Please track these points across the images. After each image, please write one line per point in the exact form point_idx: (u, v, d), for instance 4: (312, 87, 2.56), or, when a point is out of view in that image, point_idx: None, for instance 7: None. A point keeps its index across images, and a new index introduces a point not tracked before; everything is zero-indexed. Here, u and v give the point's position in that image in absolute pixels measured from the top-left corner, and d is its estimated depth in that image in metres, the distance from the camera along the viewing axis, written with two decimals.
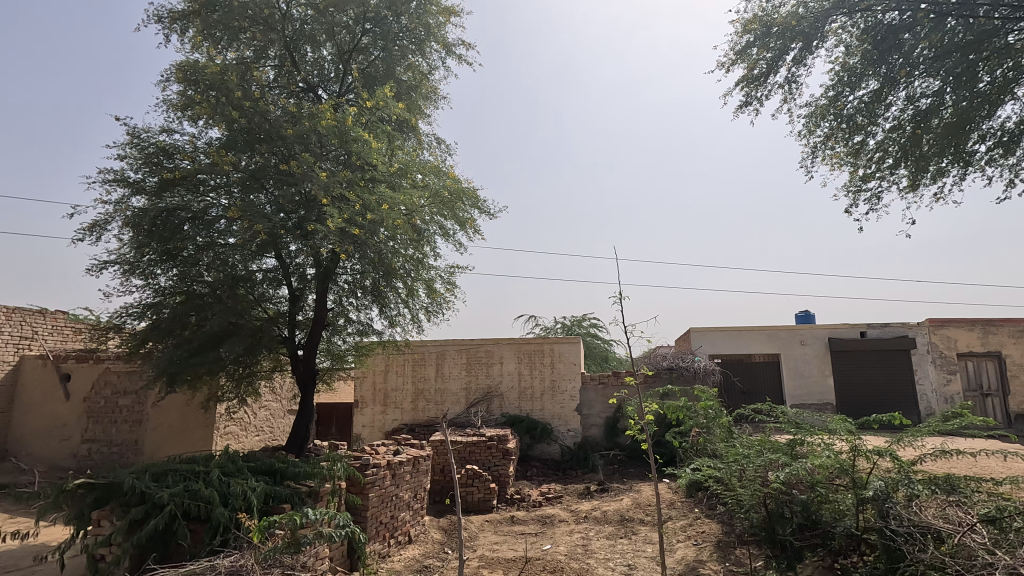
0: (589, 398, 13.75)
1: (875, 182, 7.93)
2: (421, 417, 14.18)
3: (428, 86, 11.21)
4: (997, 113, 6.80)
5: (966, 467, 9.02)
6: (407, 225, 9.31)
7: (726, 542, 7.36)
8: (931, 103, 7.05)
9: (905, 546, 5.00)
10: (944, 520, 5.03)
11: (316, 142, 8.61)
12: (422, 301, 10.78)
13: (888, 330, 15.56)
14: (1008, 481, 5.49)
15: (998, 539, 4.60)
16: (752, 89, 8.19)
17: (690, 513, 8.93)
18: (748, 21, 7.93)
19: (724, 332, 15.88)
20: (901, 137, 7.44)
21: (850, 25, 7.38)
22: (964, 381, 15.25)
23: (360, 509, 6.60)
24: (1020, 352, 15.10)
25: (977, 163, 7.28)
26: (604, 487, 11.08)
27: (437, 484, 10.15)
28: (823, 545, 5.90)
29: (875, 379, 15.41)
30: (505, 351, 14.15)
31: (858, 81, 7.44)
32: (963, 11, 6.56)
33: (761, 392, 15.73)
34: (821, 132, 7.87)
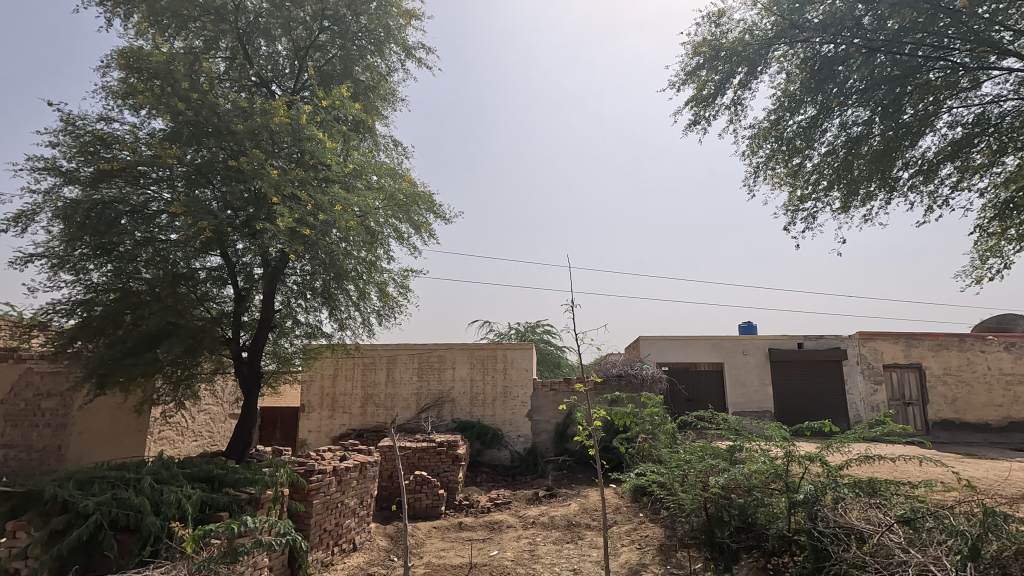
0: (539, 404, 13.88)
1: (810, 203, 8.43)
2: (370, 422, 13.94)
3: (387, 87, 11.12)
4: (918, 144, 7.39)
5: (888, 472, 9.63)
6: (361, 227, 9.19)
7: (668, 546, 7.57)
8: (861, 132, 7.57)
9: (831, 546, 5.31)
10: (866, 521, 5.38)
11: (267, 139, 8.33)
12: (374, 305, 10.66)
13: (822, 342, 16.46)
14: (923, 485, 5.92)
15: (913, 538, 4.95)
16: (701, 109, 8.54)
17: (635, 517, 9.15)
18: (698, 45, 8.29)
19: (672, 341, 16.38)
20: (835, 161, 7.94)
21: (790, 54, 7.83)
22: (888, 391, 16.28)
23: (303, 517, 6.45)
24: (937, 364, 16.27)
25: (901, 189, 7.85)
26: (552, 492, 11.20)
27: (384, 490, 10.01)
28: (758, 546, 6.23)
29: (810, 388, 16.27)
30: (458, 356, 14.11)
31: (797, 107, 7.90)
32: (891, 48, 7.07)
33: (705, 400, 16.31)
34: (763, 153, 8.29)
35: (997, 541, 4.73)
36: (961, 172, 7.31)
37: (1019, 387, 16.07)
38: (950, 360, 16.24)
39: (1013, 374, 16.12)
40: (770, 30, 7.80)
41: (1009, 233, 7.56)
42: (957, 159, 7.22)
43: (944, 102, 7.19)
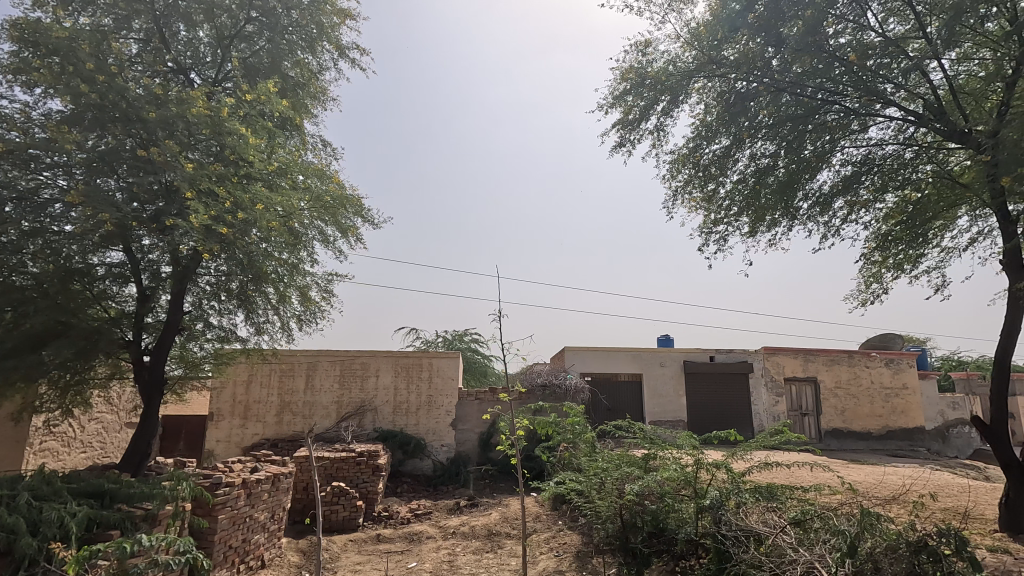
0: (464, 413, 13.84)
1: (722, 226, 9.05)
2: (286, 431, 13.33)
3: (317, 85, 10.84)
4: (816, 177, 8.12)
5: (784, 477, 10.44)
6: (283, 228, 8.86)
7: (585, 552, 7.78)
8: (768, 164, 8.24)
9: (732, 548, 5.69)
10: (763, 523, 5.81)
11: (183, 129, 7.81)
12: (294, 309, 10.27)
13: (732, 356, 17.58)
14: (813, 489, 6.46)
15: (802, 539, 5.41)
16: (627, 131, 8.96)
17: (554, 525, 9.33)
18: (626, 71, 8.72)
19: (595, 351, 16.91)
20: (744, 190, 8.58)
21: (709, 87, 8.39)
22: (788, 403, 17.61)
23: (206, 533, 6.05)
24: (830, 378, 17.81)
25: (801, 218, 8.59)
26: (474, 501, 11.19)
27: (298, 503, 9.61)
28: (667, 550, 6.56)
29: (719, 399, 17.32)
30: (382, 364, 13.80)
31: (713, 136, 8.48)
32: (795, 89, 7.73)
33: (623, 409, 16.95)
34: (681, 177, 8.81)
35: (872, 538, 5.23)
36: (850, 205, 8.12)
37: (896, 399, 17.94)
38: (840, 374, 17.86)
39: (891, 387, 17.97)
40: (691, 63, 8.34)
41: (888, 262, 8.47)
42: (847, 194, 8.03)
43: (838, 142, 7.96)
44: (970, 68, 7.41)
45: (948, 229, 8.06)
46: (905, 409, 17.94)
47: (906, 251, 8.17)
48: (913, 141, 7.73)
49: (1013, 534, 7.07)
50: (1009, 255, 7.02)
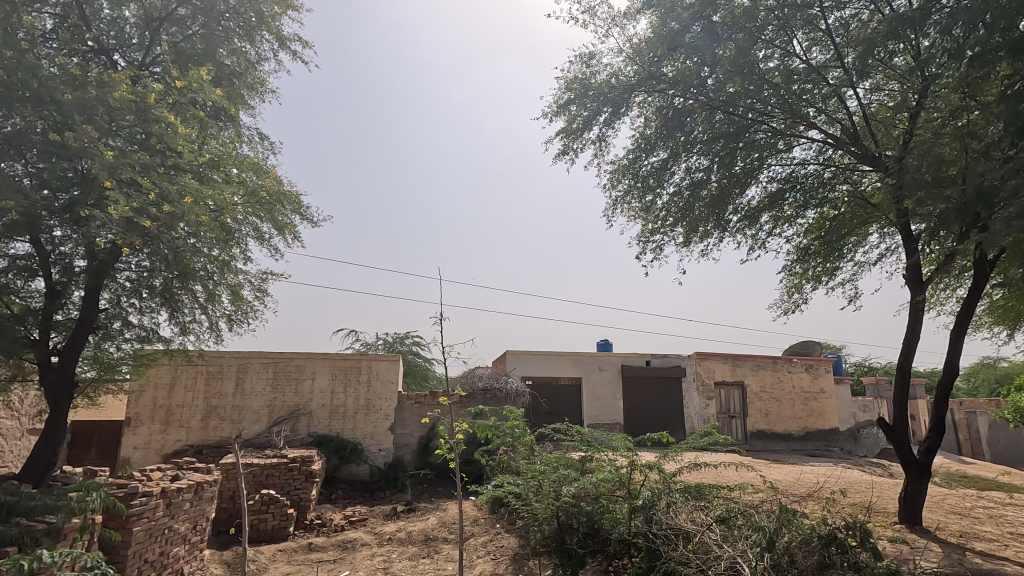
0: (403, 417, 13.63)
1: (659, 236, 9.39)
2: (212, 437, 12.66)
3: (254, 76, 10.45)
4: (745, 193, 8.60)
5: (712, 477, 10.95)
6: (214, 223, 8.52)
7: (521, 555, 7.84)
8: (702, 178, 8.64)
9: (662, 546, 5.92)
10: (692, 522, 6.08)
11: (103, 114, 7.25)
12: (224, 308, 9.81)
13: (667, 360, 18.26)
14: (738, 488, 6.81)
15: (726, 535, 5.71)
16: (571, 140, 9.14)
17: (491, 528, 9.35)
18: (570, 81, 8.92)
19: (536, 356, 17.13)
20: (680, 202, 8.96)
21: (649, 101, 8.70)
22: (717, 406, 18.46)
23: (119, 547, 5.66)
24: (755, 382, 18.81)
25: (731, 230, 9.06)
26: (411, 507, 11.04)
27: (223, 513, 9.16)
28: (602, 550, 6.74)
29: (654, 402, 17.94)
30: (319, 367, 13.37)
31: (651, 149, 8.81)
32: (728, 108, 8.17)
33: (562, 413, 17.25)
34: (621, 187, 9.08)
35: (788, 533, 5.57)
36: (775, 220, 8.64)
37: (814, 402, 19.17)
38: (765, 378, 18.90)
39: (810, 391, 19.18)
40: (632, 77, 8.64)
41: (807, 274, 9.07)
42: (772, 209, 8.55)
43: (765, 160, 8.45)
44: (881, 98, 8.06)
45: (861, 245, 8.72)
46: (822, 412, 19.20)
47: (824, 265, 8.77)
48: (831, 162, 8.32)
49: (910, 526, 7.74)
50: (911, 270, 7.68)
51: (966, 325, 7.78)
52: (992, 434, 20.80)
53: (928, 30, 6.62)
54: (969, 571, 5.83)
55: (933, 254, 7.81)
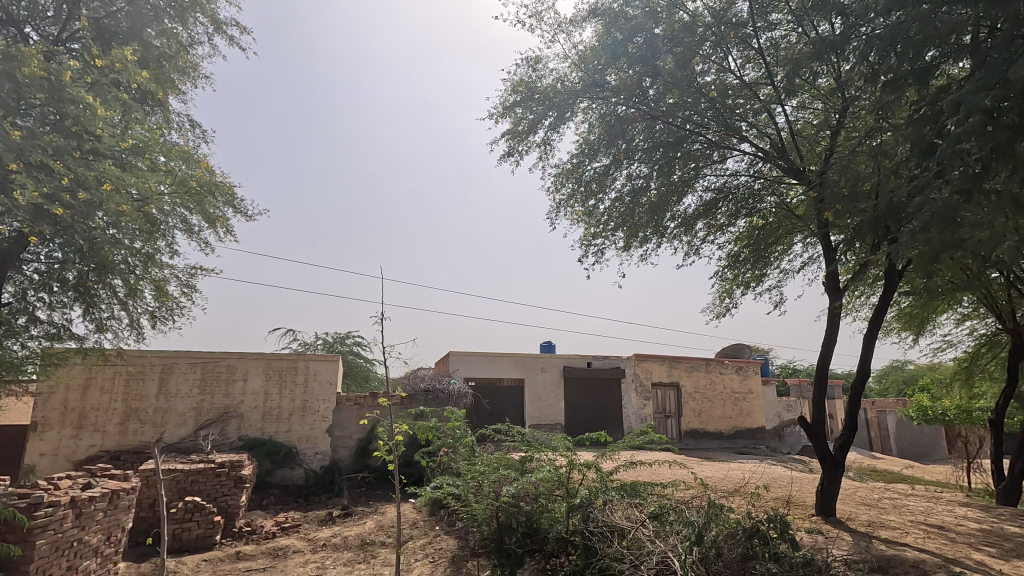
0: (341, 419, 13.26)
1: (600, 240, 9.60)
2: (131, 442, 11.86)
3: (186, 59, 9.91)
4: (682, 200, 8.94)
5: (647, 474, 11.31)
6: (138, 213, 8.00)
7: (460, 556, 7.80)
8: (642, 185, 8.91)
9: (598, 543, 6.05)
10: (627, 518, 6.25)
11: (10, 91, 6.65)
12: (147, 305, 9.23)
13: (607, 361, 18.70)
14: (670, 485, 7.06)
15: (658, 530, 5.91)
16: (516, 142, 9.21)
17: (431, 530, 9.24)
18: (516, 83, 9.00)
19: (480, 357, 17.19)
20: (621, 207, 9.20)
21: (593, 108, 8.87)
22: (654, 405, 19.08)
23: (18, 563, 5.20)
24: (690, 383, 19.56)
25: (668, 236, 9.38)
26: (347, 511, 10.75)
27: (142, 522, 8.61)
28: (539, 549, 6.81)
29: (594, 403, 18.34)
30: (252, 367, 12.80)
31: (594, 155, 9.00)
32: (667, 118, 8.47)
33: (504, 413, 17.36)
34: (565, 191, 9.22)
35: (716, 527, 5.83)
36: (709, 228, 9.04)
37: (743, 402, 20.14)
38: (699, 379, 19.70)
39: (740, 392, 20.15)
40: (577, 83, 8.81)
41: (738, 279, 9.52)
42: (707, 217, 8.94)
43: (701, 170, 8.82)
44: (806, 116, 8.57)
45: (787, 253, 9.25)
46: (751, 411, 20.21)
47: (753, 271, 9.25)
48: (761, 175, 8.78)
49: (825, 517, 8.28)
50: (830, 277, 8.21)
51: (878, 329, 8.39)
52: (898, 431, 22.52)
53: (848, 55, 7.11)
54: (875, 557, 6.30)
55: (849, 263, 8.38)
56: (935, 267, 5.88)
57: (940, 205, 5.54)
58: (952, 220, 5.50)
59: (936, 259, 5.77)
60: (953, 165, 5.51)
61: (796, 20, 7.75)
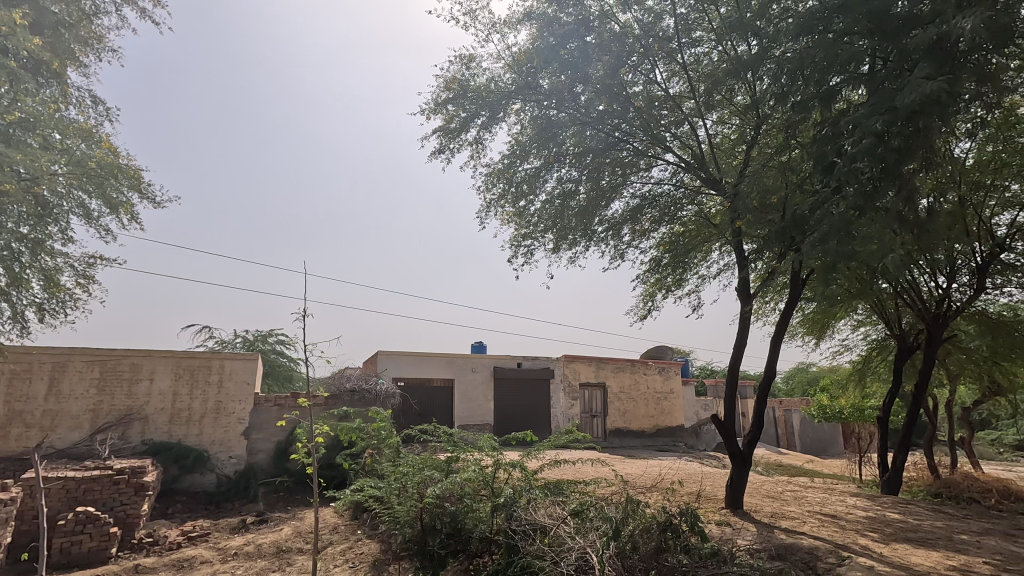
0: (259, 421, 12.59)
1: (530, 241, 9.70)
2: (13, 448, 10.71)
3: (89, 30, 9.07)
4: (609, 206, 9.20)
5: (572, 472, 11.53)
6: (24, 194, 7.22)
7: (381, 561, 7.59)
8: (571, 188, 9.08)
9: (520, 542, 6.07)
10: (549, 516, 6.33)
11: None
12: (33, 296, 8.36)
13: (537, 362, 18.94)
14: (592, 483, 7.21)
15: (578, 527, 6.03)
16: (448, 139, 9.12)
17: (351, 535, 8.95)
18: (450, 81, 8.92)
19: (409, 357, 16.96)
20: (550, 209, 9.34)
21: (526, 110, 8.93)
22: (581, 405, 19.52)
23: None
24: (616, 384, 20.16)
25: (596, 240, 9.62)
26: (262, 517, 10.22)
27: (22, 536, 7.79)
28: (463, 550, 6.73)
29: (523, 403, 18.52)
30: (159, 366, 11.89)
31: (525, 156, 9.08)
32: (597, 124, 8.67)
33: (433, 414, 17.19)
34: (495, 190, 9.23)
35: (633, 522, 6.01)
36: (634, 233, 9.36)
37: (665, 402, 20.99)
38: (625, 380, 20.35)
39: (662, 392, 20.98)
40: (510, 85, 8.87)
41: (660, 284, 9.92)
42: (632, 222, 9.25)
43: (628, 177, 9.11)
44: (725, 130, 9.03)
45: (705, 260, 9.74)
46: (672, 411, 21.10)
47: (674, 276, 9.66)
48: (683, 184, 9.19)
49: (733, 509, 8.78)
50: (742, 283, 8.72)
51: (784, 333, 9.00)
52: (802, 428, 24.28)
53: (762, 75, 7.57)
54: (776, 546, 6.75)
55: (760, 270, 8.93)
56: (832, 275, 6.39)
57: (836, 218, 6.05)
58: (846, 232, 6.02)
59: (833, 268, 6.28)
60: (849, 182, 6.01)
61: (717, 38, 8.16)
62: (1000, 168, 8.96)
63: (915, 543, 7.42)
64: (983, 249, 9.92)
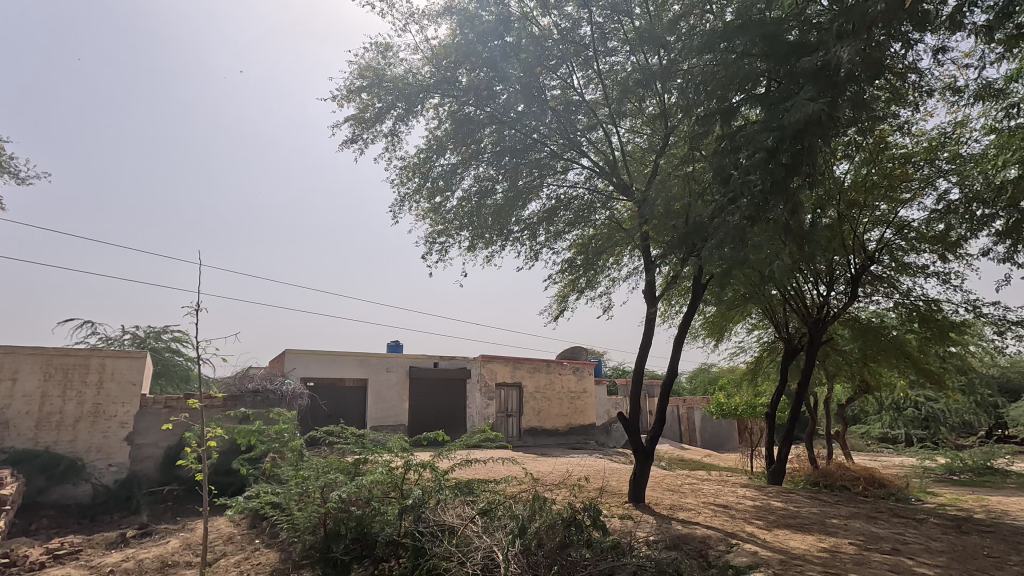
0: (146, 425, 11.47)
1: (445, 238, 9.57)
2: None
3: None
4: (526, 207, 9.26)
5: (484, 472, 11.51)
6: None
7: (279, 571, 7.16)
8: (488, 187, 9.06)
9: (427, 544, 5.94)
10: (457, 516, 6.24)
11: None
12: None
13: (453, 361, 18.80)
14: (503, 482, 7.19)
15: (486, 526, 6.00)
16: (362, 130, 8.80)
17: (247, 545, 8.36)
18: (364, 68, 8.63)
19: (319, 356, 16.23)
20: (467, 207, 9.26)
21: (443, 105, 8.82)
22: (497, 405, 19.58)
23: None
24: (531, 383, 20.40)
25: (512, 239, 9.66)
26: (145, 530, 9.32)
27: None
28: (368, 555, 6.49)
29: (438, 403, 18.30)
30: (24, 365, 10.56)
31: (441, 151, 8.95)
32: (514, 125, 8.72)
33: (343, 415, 16.56)
34: (411, 185, 9.02)
35: (540, 519, 6.05)
36: (549, 234, 9.50)
37: (579, 401, 21.52)
38: (540, 379, 20.64)
39: (576, 391, 21.51)
40: (428, 78, 8.72)
41: (573, 285, 10.14)
42: (547, 224, 9.39)
43: (545, 179, 9.23)
44: (637, 140, 9.37)
45: (616, 263, 10.08)
46: (585, 410, 21.68)
47: (586, 278, 9.92)
48: (596, 189, 9.44)
49: (636, 503, 9.13)
50: (649, 286, 9.09)
51: (686, 335, 9.50)
52: (703, 424, 25.85)
53: (671, 88, 7.92)
54: (674, 537, 7.09)
55: (666, 274, 9.35)
56: (728, 280, 6.81)
57: (731, 226, 6.47)
58: (741, 240, 6.43)
59: (729, 274, 6.70)
60: (743, 194, 6.39)
61: (630, 49, 8.46)
62: (872, 188, 9.98)
63: (794, 529, 8.08)
64: (857, 261, 11.02)
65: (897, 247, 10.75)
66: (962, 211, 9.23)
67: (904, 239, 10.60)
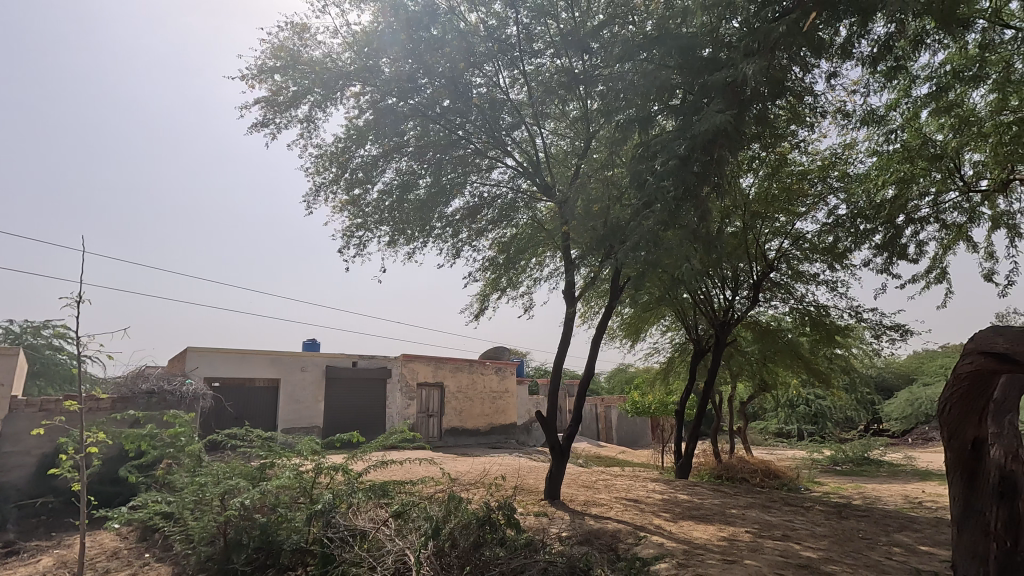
0: (15, 429, 10.21)
1: (363, 231, 9.25)
2: None
3: None
4: (449, 203, 9.13)
5: (401, 474, 11.22)
6: None
7: None
8: (410, 180, 8.85)
9: (336, 549, 5.69)
10: (368, 521, 6.03)
11: None
12: None
13: (373, 361, 18.28)
14: (420, 482, 7.00)
15: (398, 529, 5.83)
16: (275, 113, 8.34)
17: (134, 560, 7.62)
18: (278, 48, 8.21)
19: (225, 354, 15.20)
20: (388, 200, 9.00)
21: (365, 94, 8.50)
22: (417, 405, 19.19)
23: None
24: (453, 383, 20.19)
25: (434, 236, 9.49)
26: (10, 549, 8.25)
27: None
28: (273, 565, 5.98)
29: (355, 404, 17.70)
30: None
31: (361, 141, 8.63)
32: (438, 120, 8.59)
33: (251, 417, 15.60)
34: (328, 174, 8.62)
35: (455, 519, 5.95)
36: (472, 231, 9.44)
37: (500, 401, 21.57)
38: (462, 379, 20.48)
39: (498, 391, 21.53)
40: (349, 65, 8.38)
41: (495, 284, 10.12)
42: (470, 221, 9.31)
43: (469, 176, 9.14)
44: (560, 142, 9.50)
45: (537, 263, 10.17)
46: (506, 409, 21.77)
47: (508, 277, 9.95)
48: (520, 189, 9.49)
49: (551, 500, 9.24)
50: (569, 286, 9.25)
51: (603, 335, 9.75)
52: (619, 423, 26.81)
53: (594, 92, 8.08)
54: (586, 532, 7.25)
55: (585, 276, 9.56)
56: (643, 283, 7.23)
57: (646, 230, 6.69)
58: (655, 243, 6.71)
59: (643, 276, 7.14)
60: (658, 199, 6.64)
61: (556, 52, 8.55)
62: (772, 201, 10.74)
63: (698, 520, 8.53)
64: (758, 268, 11.83)
65: (793, 256, 11.65)
66: (848, 225, 10.12)
67: (800, 250, 11.49)
